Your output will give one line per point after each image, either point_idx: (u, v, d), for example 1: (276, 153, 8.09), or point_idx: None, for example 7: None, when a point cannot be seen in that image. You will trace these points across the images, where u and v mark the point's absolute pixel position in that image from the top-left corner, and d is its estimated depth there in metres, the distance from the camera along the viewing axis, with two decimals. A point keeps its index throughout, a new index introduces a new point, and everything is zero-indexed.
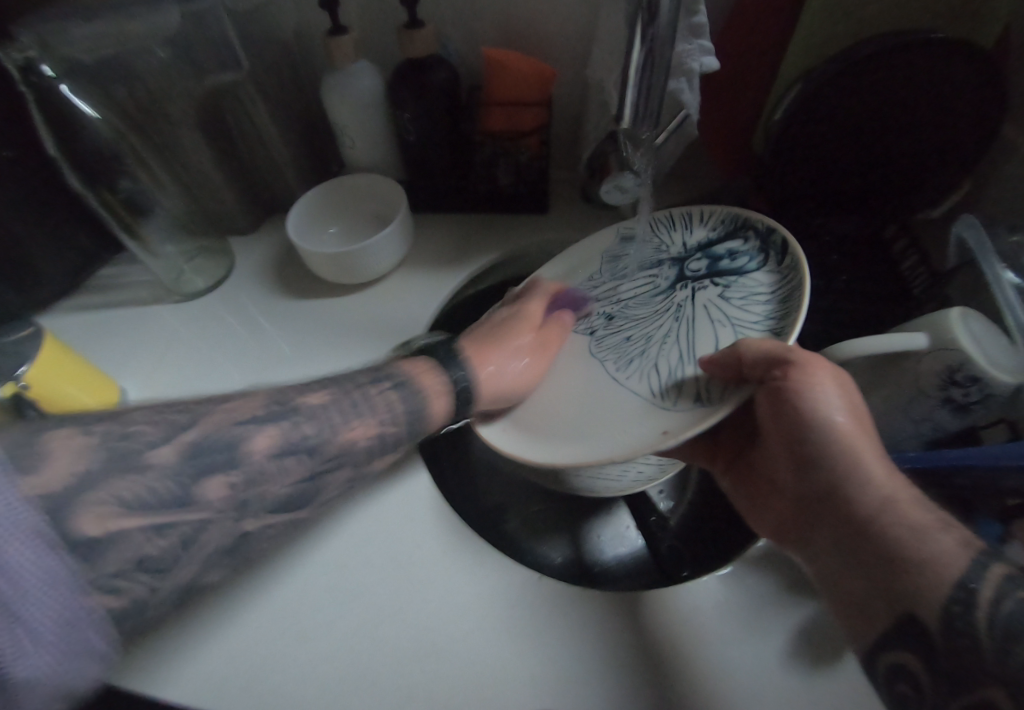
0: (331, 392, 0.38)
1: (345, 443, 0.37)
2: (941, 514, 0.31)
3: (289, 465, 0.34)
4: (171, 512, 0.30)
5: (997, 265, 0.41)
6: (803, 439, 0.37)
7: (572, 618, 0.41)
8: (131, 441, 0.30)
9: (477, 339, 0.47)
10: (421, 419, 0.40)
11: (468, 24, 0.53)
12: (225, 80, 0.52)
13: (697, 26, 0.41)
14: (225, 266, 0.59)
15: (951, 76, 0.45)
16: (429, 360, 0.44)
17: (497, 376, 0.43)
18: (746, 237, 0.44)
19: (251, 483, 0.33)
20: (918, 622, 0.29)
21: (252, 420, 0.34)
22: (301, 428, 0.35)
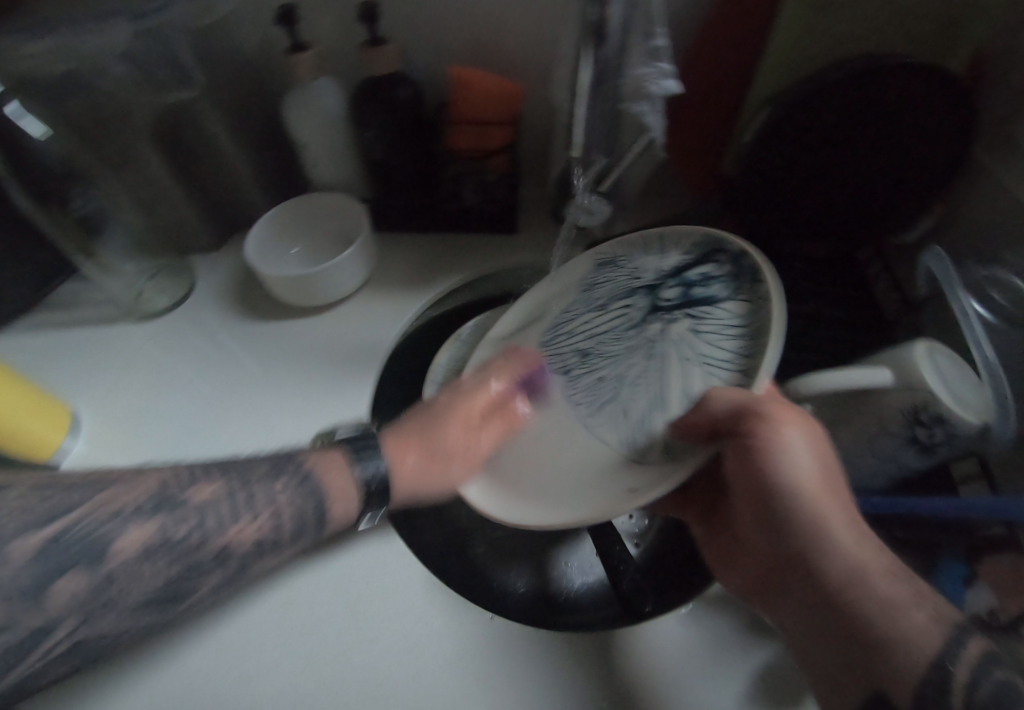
0: (219, 485, 0.34)
1: (223, 547, 0.33)
2: (912, 585, 0.30)
3: (149, 570, 0.30)
4: (15, 612, 0.26)
5: (962, 295, 0.40)
6: (771, 501, 0.35)
7: (528, 657, 0.39)
8: (12, 548, 0.26)
9: (424, 420, 0.43)
10: (322, 519, 0.37)
11: (434, 41, 0.52)
12: (183, 96, 0.51)
13: (659, 48, 0.39)
14: (186, 284, 0.58)
15: (922, 97, 0.43)
16: (337, 450, 0.39)
17: (411, 483, 0.41)
18: (719, 263, 0.42)
19: (109, 581, 0.29)
20: (894, 705, 0.27)
21: (121, 516, 0.30)
22: (207, 517, 0.32)
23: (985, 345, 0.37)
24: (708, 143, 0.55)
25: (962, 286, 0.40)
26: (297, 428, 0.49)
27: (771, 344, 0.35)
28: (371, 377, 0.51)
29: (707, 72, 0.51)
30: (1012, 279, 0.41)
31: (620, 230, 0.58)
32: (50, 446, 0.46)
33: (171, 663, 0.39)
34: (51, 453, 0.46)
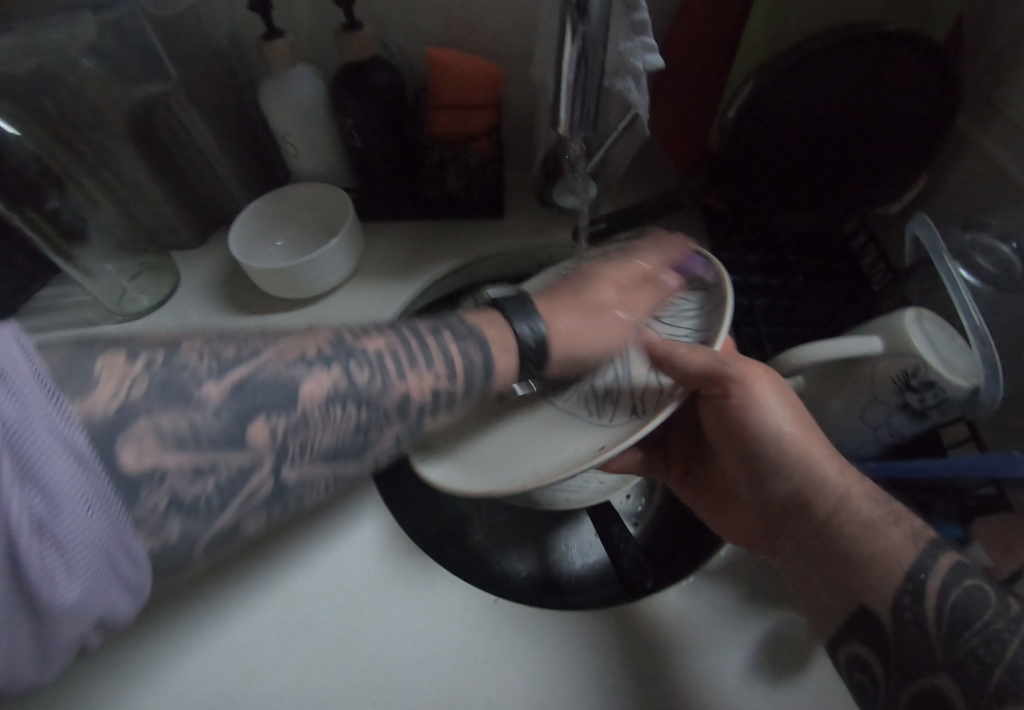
0: (389, 336, 0.34)
1: (401, 397, 0.33)
2: (888, 507, 0.31)
3: (337, 415, 0.30)
4: (218, 453, 0.27)
5: (949, 264, 0.39)
6: (759, 450, 0.36)
7: (531, 639, 0.39)
8: (184, 376, 0.27)
9: (556, 292, 0.43)
10: (490, 371, 0.36)
11: (410, 24, 0.51)
12: (154, 89, 0.50)
13: (639, 23, 0.39)
14: (170, 282, 0.57)
15: (899, 67, 0.44)
16: (495, 313, 0.38)
17: (581, 333, 0.40)
18: (676, 265, 0.45)
19: (302, 423, 0.29)
20: (873, 611, 0.30)
21: (298, 360, 0.30)
22: (387, 363, 0.32)
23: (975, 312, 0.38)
24: (689, 123, 0.55)
25: (948, 253, 0.40)
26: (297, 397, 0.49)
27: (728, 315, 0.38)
28: None
29: (689, 48, 0.50)
30: (994, 242, 0.41)
31: (607, 211, 0.58)
32: None
33: (167, 663, 0.38)
34: None
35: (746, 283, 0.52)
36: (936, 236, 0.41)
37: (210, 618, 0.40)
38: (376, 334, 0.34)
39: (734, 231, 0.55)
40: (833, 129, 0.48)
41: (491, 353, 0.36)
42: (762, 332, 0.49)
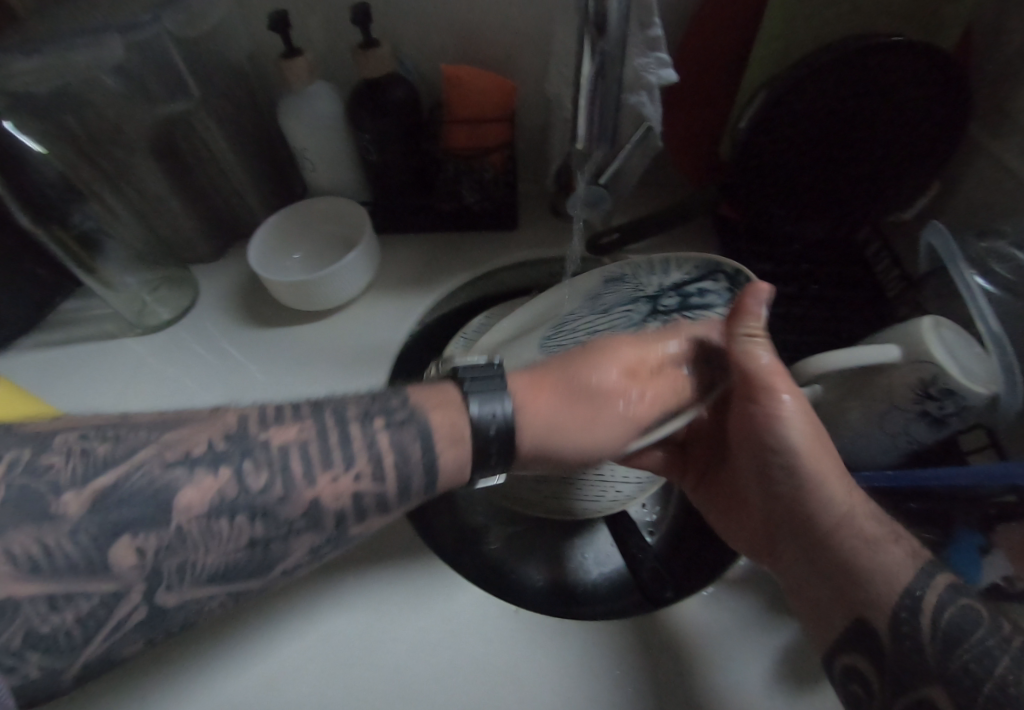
0: (307, 426, 0.32)
1: (311, 502, 0.31)
2: (890, 525, 0.33)
3: (224, 529, 0.29)
4: (79, 583, 0.26)
5: (964, 270, 0.40)
6: (771, 458, 0.37)
7: (553, 647, 0.39)
8: (48, 483, 0.26)
9: (560, 360, 0.39)
10: (431, 467, 0.33)
11: (426, 41, 0.52)
12: (177, 108, 0.51)
13: (653, 39, 0.39)
14: (189, 295, 0.58)
15: (912, 77, 0.44)
16: (451, 384, 0.35)
17: (553, 427, 0.36)
18: (716, 280, 0.44)
19: (178, 542, 0.28)
20: (871, 627, 0.30)
21: (184, 470, 0.28)
22: (312, 462, 0.31)
23: (990, 318, 0.38)
24: (701, 134, 0.56)
25: (964, 260, 0.41)
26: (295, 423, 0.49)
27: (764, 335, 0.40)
28: (380, 379, 0.51)
29: (700, 61, 0.51)
30: (1009, 249, 0.41)
31: (620, 221, 0.58)
32: None
33: (187, 673, 0.38)
34: None
35: None
36: (952, 244, 0.41)
37: (229, 630, 0.40)
38: (294, 422, 0.32)
39: (745, 238, 0.56)
40: (848, 144, 0.49)
41: (436, 444, 0.33)
42: (778, 341, 0.50)
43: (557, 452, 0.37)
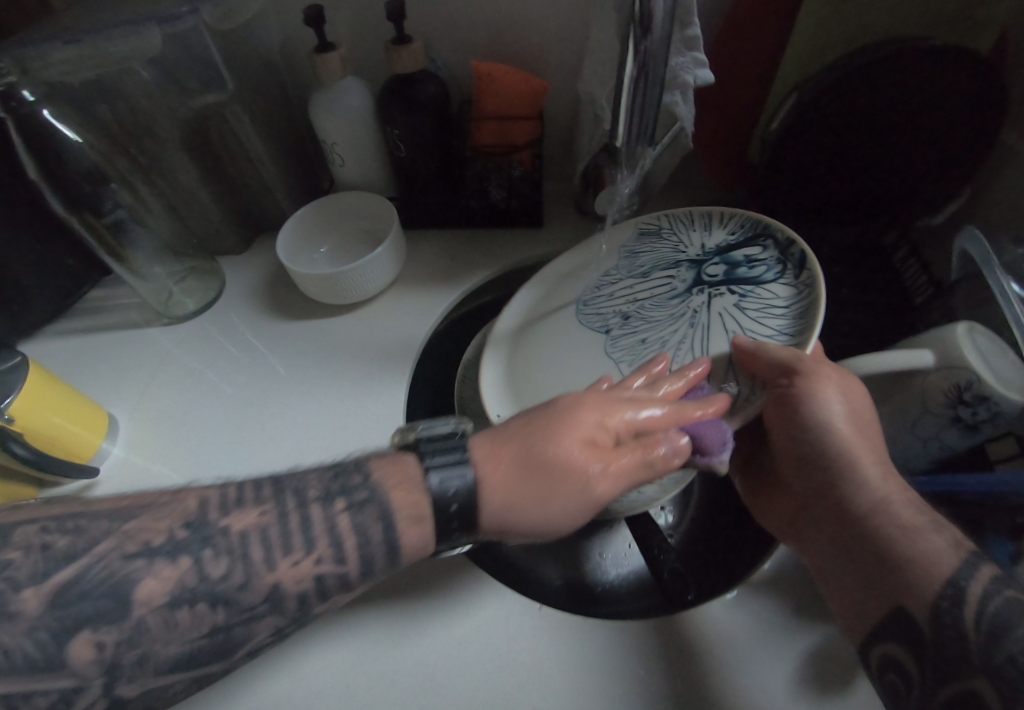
0: (268, 509, 0.31)
1: (274, 584, 0.29)
2: (931, 516, 0.33)
3: (183, 621, 0.28)
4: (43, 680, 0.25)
5: (999, 276, 0.40)
6: (803, 438, 0.38)
7: (576, 646, 0.39)
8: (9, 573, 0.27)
9: (518, 421, 0.35)
10: (393, 548, 0.31)
11: (459, 38, 0.53)
12: (210, 99, 0.51)
13: (691, 38, 0.39)
14: (215, 287, 0.59)
15: (945, 81, 0.44)
16: (410, 455, 0.33)
17: (515, 504, 0.33)
18: (765, 246, 0.42)
19: (137, 633, 0.27)
20: (908, 616, 0.30)
21: (143, 558, 0.28)
22: (250, 546, 0.29)
23: None
24: (730, 137, 0.56)
25: (1000, 266, 0.40)
26: (297, 426, 0.49)
27: (818, 324, 0.36)
28: (405, 374, 0.51)
29: (734, 61, 0.51)
30: None
31: None
32: (90, 447, 0.46)
33: (209, 655, 0.40)
34: (91, 456, 0.46)
35: None
36: (988, 250, 0.41)
37: None
38: (255, 505, 0.31)
39: None
40: (880, 140, 0.48)
41: (398, 524, 0.31)
42: None
43: (515, 531, 0.33)
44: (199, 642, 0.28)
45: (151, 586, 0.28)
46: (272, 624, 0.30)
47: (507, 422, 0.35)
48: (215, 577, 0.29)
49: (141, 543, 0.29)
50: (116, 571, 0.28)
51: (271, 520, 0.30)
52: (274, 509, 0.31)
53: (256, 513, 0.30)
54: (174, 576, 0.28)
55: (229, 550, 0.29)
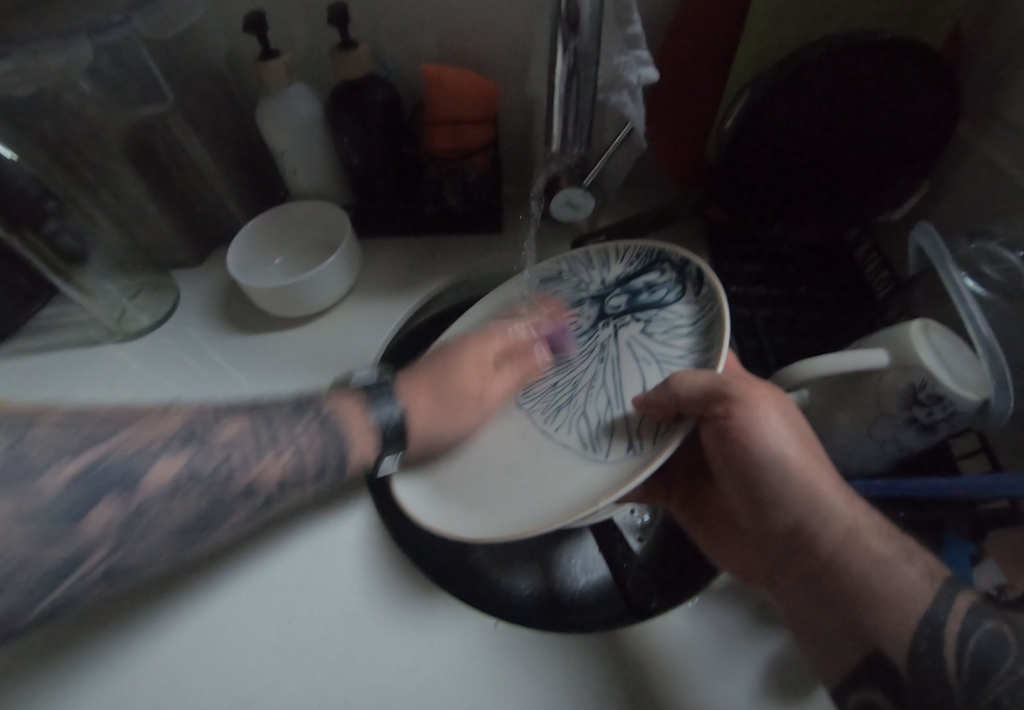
0: (241, 422, 0.32)
1: (251, 482, 0.32)
2: (899, 545, 0.31)
3: (181, 500, 0.28)
4: (57, 536, 0.24)
5: (953, 272, 0.39)
6: (761, 478, 0.35)
7: (537, 665, 0.38)
8: (32, 454, 0.24)
9: (422, 364, 0.42)
10: (343, 462, 0.36)
11: (408, 42, 0.52)
12: (152, 110, 0.50)
13: (632, 37, 0.39)
14: (169, 301, 0.57)
15: (895, 74, 0.43)
16: (353, 395, 0.38)
17: (433, 424, 0.40)
18: (662, 269, 0.45)
19: (136, 515, 0.27)
20: (888, 658, 0.28)
21: (154, 444, 0.28)
22: (234, 452, 0.31)
23: (980, 318, 0.36)
24: (688, 137, 0.55)
25: (952, 259, 0.39)
26: None
27: (727, 334, 0.38)
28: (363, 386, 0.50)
29: (686, 58, 0.50)
30: (1000, 251, 0.40)
31: (606, 224, 0.58)
32: None
33: (151, 683, 0.38)
34: None
35: (748, 294, 0.51)
36: (941, 244, 0.40)
37: (205, 643, 0.40)
38: (231, 415, 0.32)
39: (734, 242, 0.55)
40: (830, 136, 0.48)
41: (346, 442, 0.36)
42: (766, 344, 0.49)
43: (442, 447, 0.41)
44: (197, 513, 0.29)
45: (164, 468, 0.28)
46: (252, 506, 0.32)
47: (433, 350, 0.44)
48: (205, 469, 0.30)
49: (141, 442, 0.28)
50: (133, 461, 0.27)
51: (246, 428, 0.32)
52: (250, 423, 0.32)
53: (232, 423, 0.32)
54: (186, 458, 0.29)
55: (212, 455, 0.30)
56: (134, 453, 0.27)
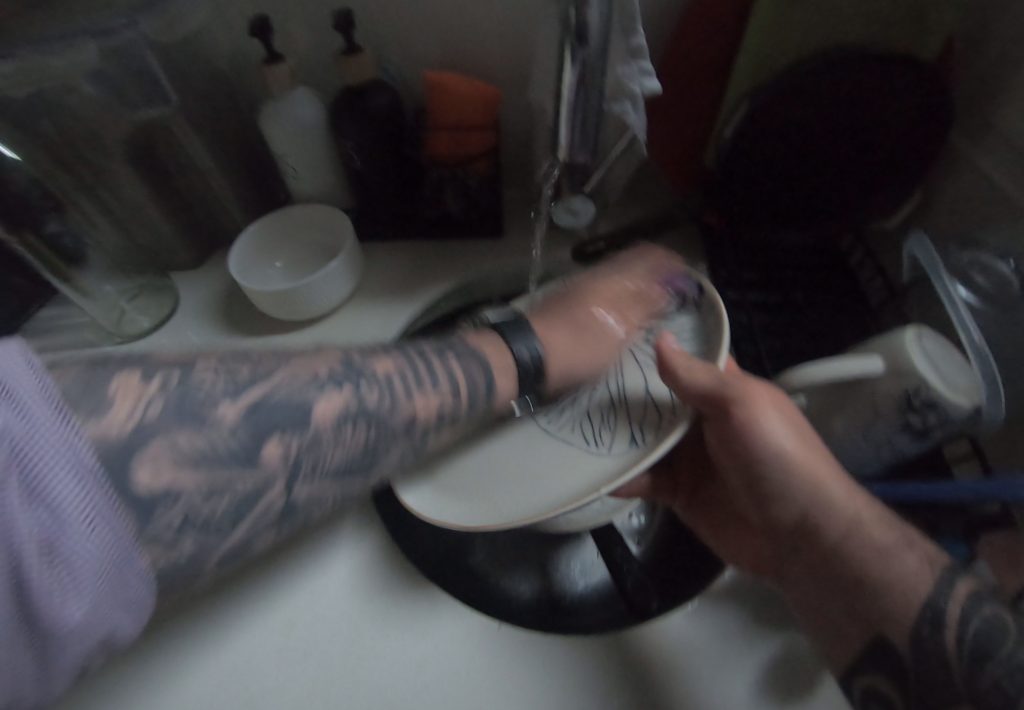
0: (396, 359, 0.36)
1: (410, 416, 0.34)
2: (901, 531, 0.32)
3: (347, 435, 0.32)
4: (233, 471, 0.27)
5: (946, 281, 0.39)
6: (763, 472, 0.36)
7: (543, 665, 0.39)
8: (200, 393, 0.28)
9: (552, 307, 0.44)
10: (491, 396, 0.37)
11: (411, 47, 0.52)
12: (155, 113, 0.50)
13: (635, 48, 0.39)
14: (169, 303, 0.57)
15: (889, 82, 0.44)
16: (494, 333, 0.40)
17: (570, 357, 0.40)
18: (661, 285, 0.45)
19: (317, 442, 0.30)
20: (893, 647, 0.29)
21: (315, 381, 0.32)
22: (392, 381, 0.34)
23: (972, 325, 0.37)
24: (686, 145, 0.56)
25: (946, 270, 0.40)
26: None
27: (726, 337, 0.38)
28: None
29: (685, 67, 0.51)
30: (991, 260, 0.41)
31: (605, 229, 0.58)
32: None
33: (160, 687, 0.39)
34: None
35: (745, 299, 0.52)
36: (934, 254, 0.41)
37: (213, 646, 0.41)
38: (383, 357, 0.35)
39: (733, 248, 0.56)
40: (827, 145, 0.49)
41: (493, 379, 0.38)
42: (762, 350, 0.49)
43: (578, 381, 0.41)
44: (358, 452, 0.32)
45: (326, 405, 0.31)
46: (403, 449, 0.35)
47: (543, 305, 0.44)
48: (372, 403, 0.33)
49: (308, 373, 0.32)
50: (293, 395, 0.30)
51: (400, 362, 0.35)
52: (401, 357, 0.36)
53: (387, 359, 0.35)
54: (341, 401, 0.32)
55: (379, 384, 0.34)
56: (299, 393, 0.30)
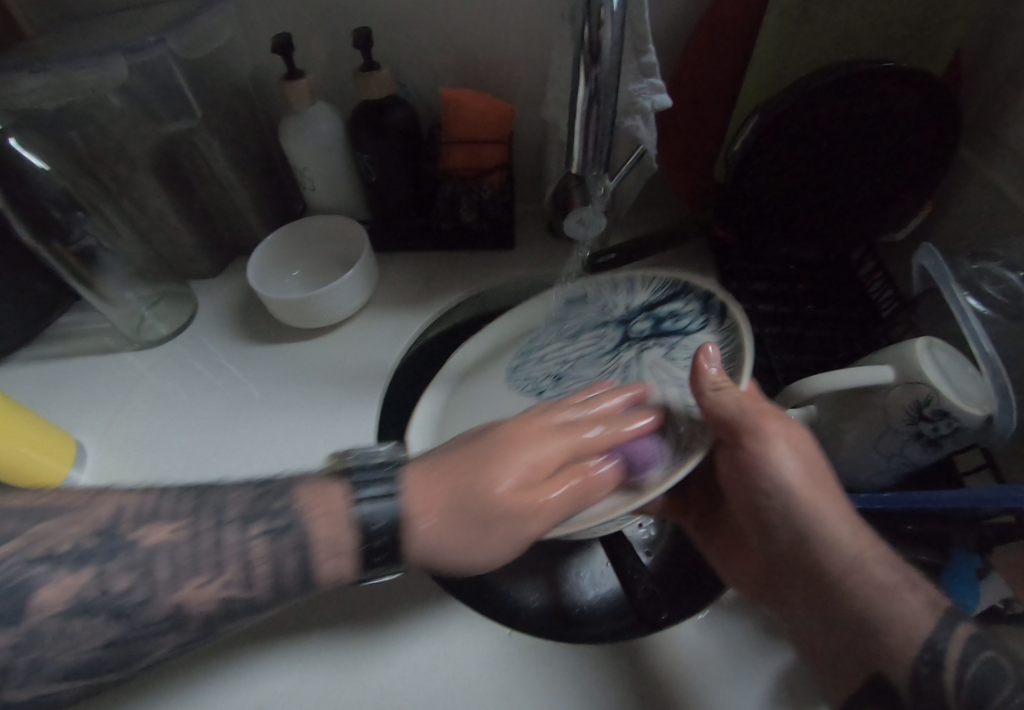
0: (180, 527, 0.31)
1: (178, 605, 0.29)
2: (905, 572, 0.32)
3: (81, 630, 0.28)
4: None
5: (956, 290, 0.40)
6: (768, 505, 0.37)
7: (553, 676, 0.38)
8: None
9: (452, 450, 0.36)
10: (309, 573, 0.32)
11: (428, 65, 0.54)
12: (179, 127, 0.52)
13: (646, 65, 0.41)
14: (188, 309, 0.59)
15: (899, 97, 0.45)
16: (340, 483, 0.34)
17: (443, 543, 0.33)
18: (687, 300, 0.47)
19: (31, 640, 0.27)
20: (891, 683, 0.29)
21: (63, 559, 0.28)
22: (175, 558, 0.30)
23: (983, 337, 0.37)
24: (698, 158, 0.57)
25: (954, 279, 0.40)
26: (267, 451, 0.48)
27: (750, 364, 0.39)
28: (376, 396, 0.51)
29: (695, 84, 0.52)
30: (1002, 271, 0.41)
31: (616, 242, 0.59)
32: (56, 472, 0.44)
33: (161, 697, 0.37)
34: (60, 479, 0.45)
35: (755, 311, 0.53)
36: (943, 264, 0.41)
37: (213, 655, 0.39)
38: (169, 520, 0.31)
39: (742, 260, 0.57)
40: (837, 159, 0.49)
41: (317, 556, 0.32)
42: (772, 360, 0.50)
43: (443, 565, 0.34)
44: (98, 651, 0.28)
45: (50, 592, 0.27)
46: (177, 639, 0.30)
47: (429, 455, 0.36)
48: (119, 590, 0.28)
49: (46, 547, 0.28)
50: (18, 571, 0.28)
51: (185, 533, 0.30)
52: (189, 525, 0.31)
53: (170, 528, 0.31)
54: (75, 584, 0.28)
55: (136, 562, 0.29)
56: (27, 570, 0.28)
